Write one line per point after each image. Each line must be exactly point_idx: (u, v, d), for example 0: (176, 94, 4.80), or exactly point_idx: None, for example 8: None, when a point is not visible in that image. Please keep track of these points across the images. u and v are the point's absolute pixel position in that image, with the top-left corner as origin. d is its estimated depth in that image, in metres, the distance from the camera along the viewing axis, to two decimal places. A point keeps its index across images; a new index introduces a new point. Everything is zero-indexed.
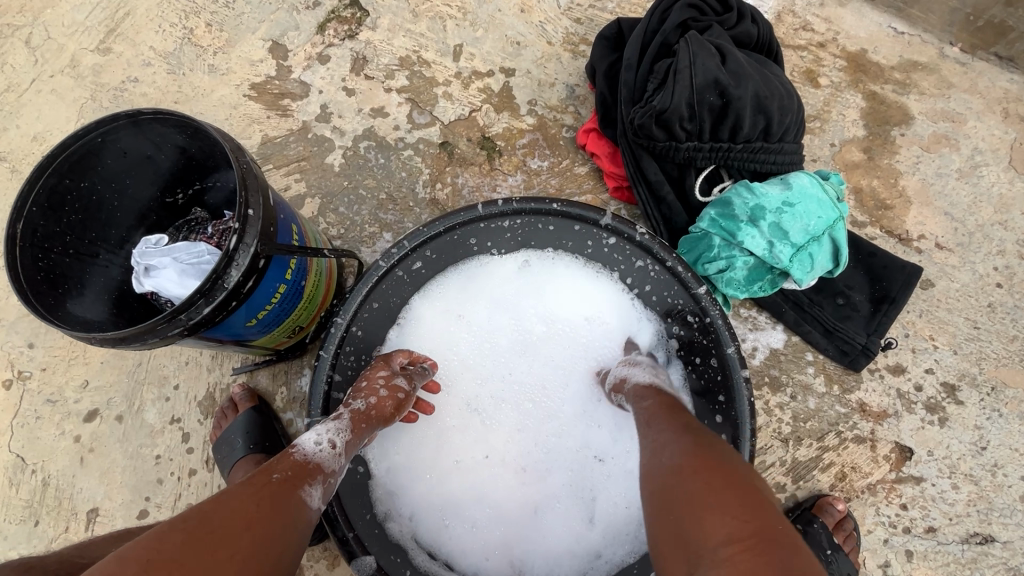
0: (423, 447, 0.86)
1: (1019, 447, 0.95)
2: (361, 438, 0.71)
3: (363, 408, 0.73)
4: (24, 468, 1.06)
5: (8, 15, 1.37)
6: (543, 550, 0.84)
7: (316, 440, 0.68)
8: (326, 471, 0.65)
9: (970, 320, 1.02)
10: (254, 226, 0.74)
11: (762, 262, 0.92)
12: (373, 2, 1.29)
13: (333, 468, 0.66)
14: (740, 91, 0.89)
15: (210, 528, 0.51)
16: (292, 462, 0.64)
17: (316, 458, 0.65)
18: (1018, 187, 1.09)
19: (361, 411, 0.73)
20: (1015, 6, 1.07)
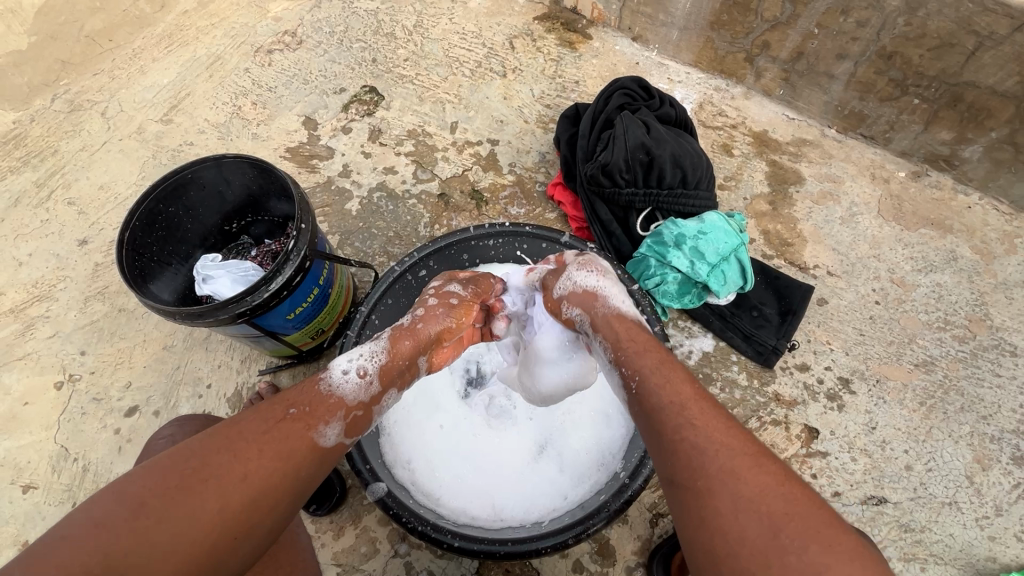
0: (425, 412, 1.13)
1: (901, 427, 1.20)
2: (387, 371, 0.89)
3: (406, 329, 0.95)
4: (66, 456, 1.21)
5: (88, 93, 1.69)
6: (519, 493, 1.05)
7: (345, 371, 0.85)
8: (346, 402, 0.82)
9: (857, 329, 1.29)
10: (305, 236, 1.01)
11: (688, 278, 1.21)
12: (388, 89, 1.66)
13: (352, 400, 0.83)
14: (661, 150, 1.24)
15: (202, 474, 0.66)
16: (312, 397, 0.80)
17: (340, 390, 0.82)
18: (886, 230, 1.41)
19: (397, 336, 0.93)
20: (866, 100, 1.45)
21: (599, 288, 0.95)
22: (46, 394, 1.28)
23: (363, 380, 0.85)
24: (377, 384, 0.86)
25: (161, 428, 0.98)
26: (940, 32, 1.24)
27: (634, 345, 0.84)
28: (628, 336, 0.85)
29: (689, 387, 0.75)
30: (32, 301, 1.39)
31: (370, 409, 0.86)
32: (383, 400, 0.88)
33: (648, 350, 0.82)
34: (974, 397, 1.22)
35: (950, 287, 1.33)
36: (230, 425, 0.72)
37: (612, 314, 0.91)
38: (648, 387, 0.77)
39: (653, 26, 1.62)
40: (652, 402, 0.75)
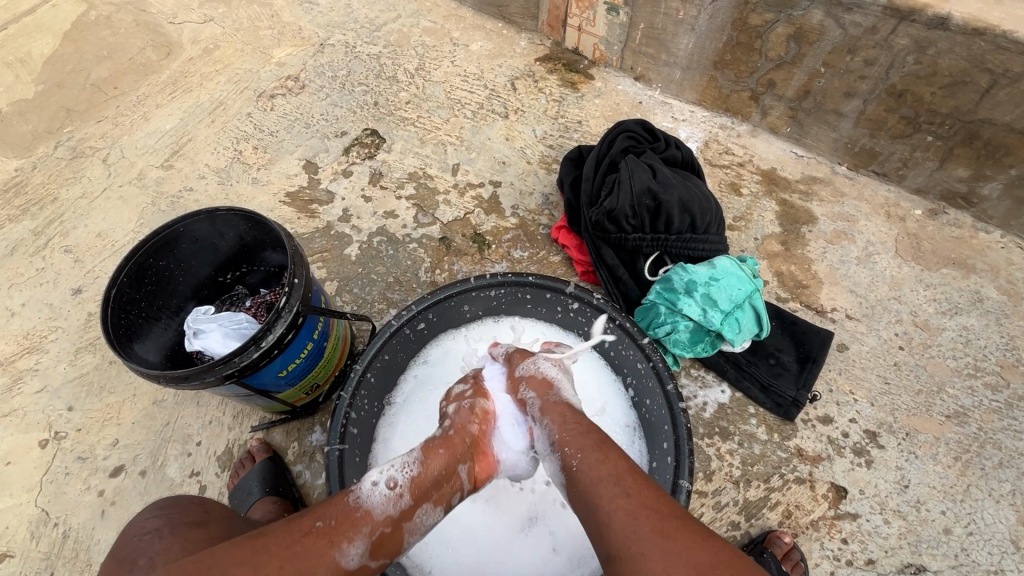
0: None
1: (936, 485, 1.11)
2: (424, 482, 0.82)
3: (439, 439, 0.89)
4: (47, 521, 1.15)
5: (91, 140, 1.69)
6: (517, 569, 1.01)
7: (376, 481, 0.80)
8: (373, 518, 0.76)
9: (881, 377, 1.22)
10: (298, 292, 0.97)
11: (701, 326, 1.16)
12: (390, 132, 1.65)
13: (383, 514, 0.77)
14: (668, 195, 1.20)
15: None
16: (341, 508, 0.76)
17: (369, 503, 0.77)
18: (905, 270, 1.35)
19: (438, 440, 0.89)
20: (877, 138, 1.41)
21: (557, 378, 0.97)
22: (30, 453, 1.23)
23: (392, 492, 0.79)
24: (407, 497, 0.79)
25: (145, 519, 0.87)
26: (952, 70, 1.21)
27: (579, 427, 0.83)
28: (575, 418, 0.85)
29: (623, 463, 0.75)
30: (22, 353, 1.35)
31: (401, 527, 0.78)
32: (414, 516, 0.80)
33: (592, 434, 0.81)
34: (1012, 450, 1.14)
35: (978, 331, 1.27)
36: (257, 534, 0.70)
37: (558, 401, 0.90)
38: (587, 463, 0.76)
39: (655, 66, 1.61)
40: (591, 478, 0.74)
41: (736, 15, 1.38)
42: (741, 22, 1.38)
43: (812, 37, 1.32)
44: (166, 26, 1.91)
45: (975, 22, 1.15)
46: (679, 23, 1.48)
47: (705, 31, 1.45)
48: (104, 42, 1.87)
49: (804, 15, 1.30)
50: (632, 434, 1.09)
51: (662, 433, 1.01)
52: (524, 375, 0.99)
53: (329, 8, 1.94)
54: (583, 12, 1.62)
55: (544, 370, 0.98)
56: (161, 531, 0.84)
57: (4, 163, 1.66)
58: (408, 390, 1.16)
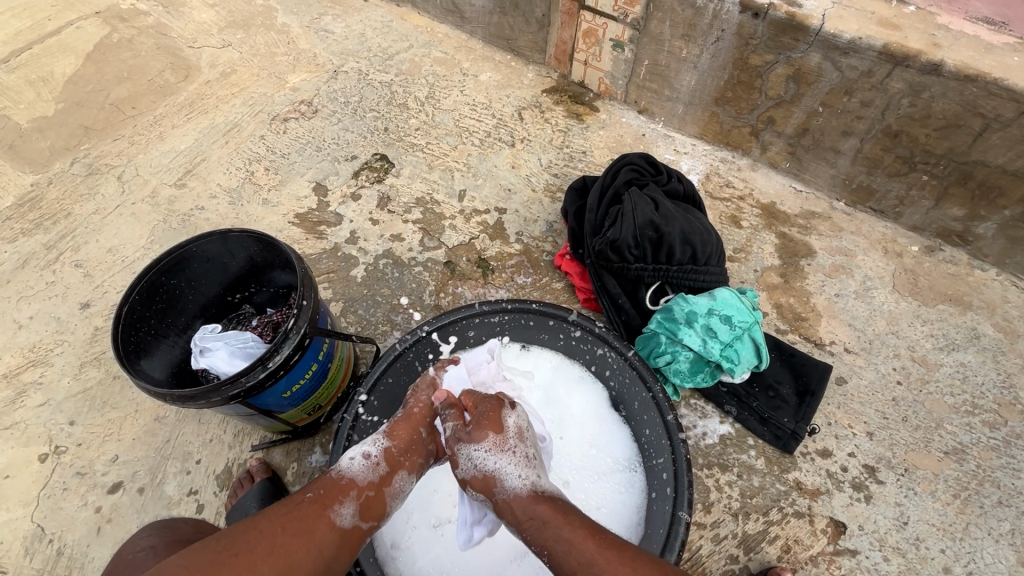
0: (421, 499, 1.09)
1: (936, 522, 1.11)
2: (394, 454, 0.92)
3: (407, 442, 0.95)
4: (42, 537, 1.15)
5: (107, 157, 1.73)
6: None
7: (352, 455, 0.89)
8: (358, 483, 0.86)
9: (880, 412, 1.23)
10: (306, 313, 0.99)
11: (701, 356, 1.18)
12: (399, 157, 1.69)
13: (365, 479, 0.87)
14: (670, 228, 1.23)
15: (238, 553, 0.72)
16: (326, 479, 0.85)
17: (351, 473, 0.87)
18: (903, 305, 1.37)
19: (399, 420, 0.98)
20: (874, 176, 1.44)
21: (498, 469, 0.89)
22: (29, 467, 1.23)
23: (369, 461, 0.89)
24: (384, 463, 0.90)
25: (141, 537, 0.95)
26: (945, 114, 1.25)
27: (537, 519, 0.82)
28: (526, 514, 0.83)
29: (592, 539, 0.77)
30: (26, 366, 1.36)
31: (384, 491, 0.88)
32: (395, 480, 0.90)
33: (549, 519, 0.81)
34: (1011, 489, 1.14)
35: (976, 368, 1.28)
36: (253, 515, 0.79)
37: (510, 498, 0.86)
38: (557, 557, 0.77)
39: (659, 100, 1.66)
40: (564, 571, 0.76)
41: (738, 55, 1.43)
42: (742, 62, 1.43)
43: (811, 78, 1.37)
44: (185, 50, 1.98)
45: (968, 69, 1.18)
46: (682, 61, 1.53)
47: (707, 69, 1.50)
48: (124, 64, 1.94)
49: (803, 58, 1.34)
50: (632, 470, 1.09)
51: (661, 464, 1.02)
52: (464, 476, 0.92)
53: (343, 37, 2.00)
54: (589, 47, 1.68)
55: (479, 465, 0.90)
56: (155, 549, 0.92)
57: (21, 177, 1.70)
58: None
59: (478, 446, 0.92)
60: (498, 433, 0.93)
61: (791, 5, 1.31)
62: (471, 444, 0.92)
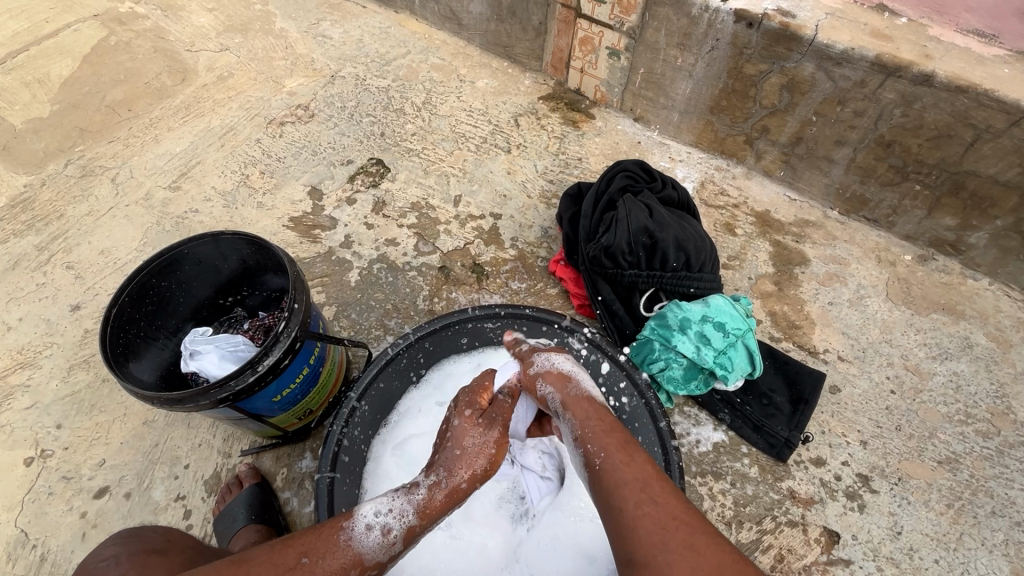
0: None
1: (929, 532, 1.11)
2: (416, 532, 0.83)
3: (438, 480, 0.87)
4: (26, 543, 1.13)
5: (101, 159, 1.73)
6: None
7: (375, 514, 0.82)
8: (362, 561, 0.78)
9: (873, 420, 1.23)
10: (298, 316, 0.99)
11: (694, 363, 1.18)
12: (395, 162, 1.69)
13: (372, 555, 0.79)
14: (665, 235, 1.23)
15: None
16: (330, 546, 0.77)
17: (360, 547, 0.78)
18: (896, 314, 1.37)
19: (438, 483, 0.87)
20: (867, 185, 1.45)
21: (574, 372, 0.94)
22: (14, 471, 1.21)
23: (385, 538, 0.80)
24: (400, 544, 0.81)
25: (103, 548, 0.90)
26: (937, 124, 1.26)
27: (598, 430, 0.83)
28: (597, 414, 0.86)
29: (649, 467, 0.77)
30: (14, 368, 1.35)
31: (383, 568, 0.81)
32: (399, 557, 0.83)
33: (612, 433, 0.83)
34: (1004, 499, 1.14)
35: (968, 377, 1.28)
36: (241, 561, 0.72)
37: (582, 396, 0.90)
38: (612, 465, 0.77)
39: (654, 108, 1.67)
40: (615, 482, 0.75)
41: (732, 64, 1.44)
42: (737, 71, 1.44)
43: (804, 88, 1.38)
44: (183, 53, 1.98)
45: (959, 80, 1.19)
46: (678, 69, 1.54)
47: (702, 77, 1.52)
48: (122, 66, 1.94)
49: (796, 67, 1.35)
50: None
51: None
52: (538, 371, 0.95)
53: (341, 42, 2.01)
54: (585, 55, 1.69)
55: (558, 364, 0.94)
56: (120, 557, 0.87)
57: (14, 178, 1.69)
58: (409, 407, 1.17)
59: (560, 354, 0.97)
60: (576, 356, 1.00)
61: (785, 15, 1.32)
62: (551, 350, 0.99)
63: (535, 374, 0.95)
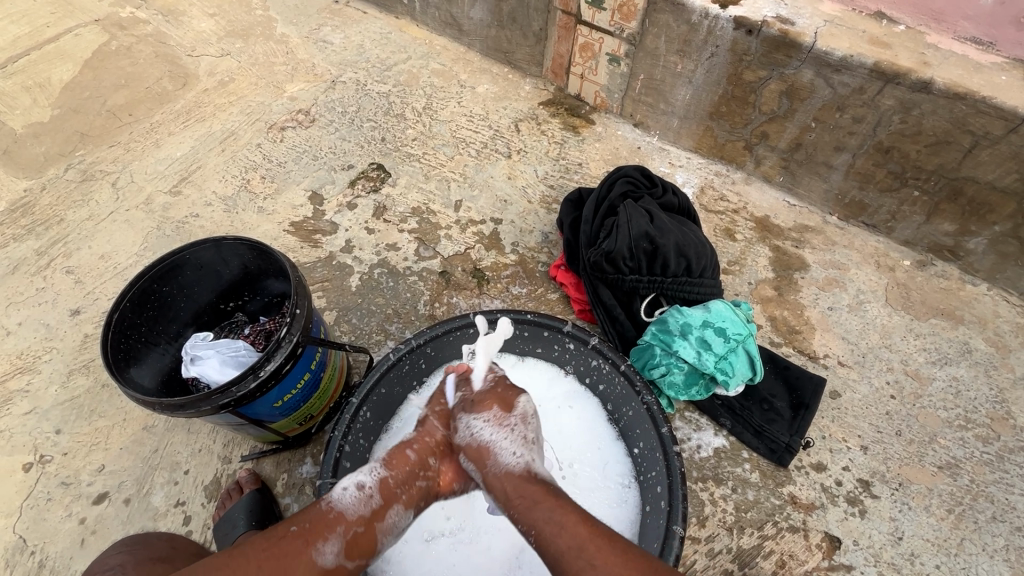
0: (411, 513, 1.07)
1: (930, 537, 1.11)
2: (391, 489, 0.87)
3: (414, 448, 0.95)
4: (24, 549, 1.12)
5: (102, 163, 1.73)
6: None
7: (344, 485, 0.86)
8: (344, 517, 0.82)
9: (873, 425, 1.23)
10: (299, 321, 0.99)
11: (695, 368, 1.18)
12: (395, 167, 1.70)
13: (353, 512, 0.83)
14: (665, 240, 1.24)
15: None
16: (314, 512, 0.82)
17: (340, 505, 0.83)
18: (896, 319, 1.38)
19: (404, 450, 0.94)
20: (866, 191, 1.46)
21: (494, 442, 0.92)
22: (13, 477, 1.20)
23: (361, 493, 0.85)
24: (377, 496, 0.85)
25: (110, 556, 0.94)
26: (935, 131, 1.27)
27: (527, 498, 0.83)
28: (519, 491, 0.84)
29: (582, 527, 0.77)
30: (14, 373, 1.34)
31: (374, 526, 0.84)
32: (387, 515, 0.86)
33: (541, 500, 0.82)
34: (1004, 504, 1.14)
35: (968, 382, 1.28)
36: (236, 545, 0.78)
37: (502, 473, 0.88)
38: (547, 539, 0.77)
39: (654, 114, 1.68)
40: (551, 554, 0.76)
41: (732, 71, 1.45)
42: (736, 77, 1.45)
43: (803, 94, 1.39)
44: (184, 58, 1.99)
45: (957, 88, 1.20)
46: (677, 75, 1.55)
47: (702, 84, 1.52)
48: (123, 71, 1.94)
49: (795, 74, 1.36)
50: (626, 486, 1.08)
51: (655, 478, 1.01)
52: (461, 443, 0.95)
53: (342, 47, 2.02)
54: (585, 61, 1.70)
55: (477, 435, 0.94)
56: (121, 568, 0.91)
57: (14, 183, 1.69)
58: (410, 413, 1.17)
59: (479, 417, 0.96)
60: (504, 411, 0.96)
61: (784, 22, 1.33)
62: (472, 414, 0.97)
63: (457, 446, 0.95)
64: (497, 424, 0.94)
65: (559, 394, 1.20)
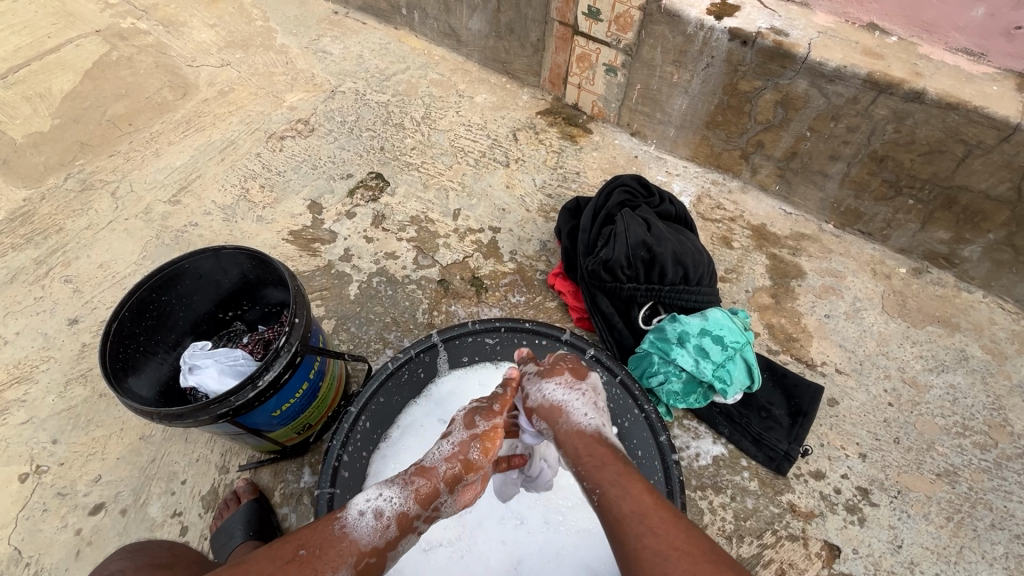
0: None
1: (929, 545, 1.11)
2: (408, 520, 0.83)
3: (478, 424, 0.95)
4: (19, 560, 1.12)
5: (101, 173, 1.73)
6: None
7: (362, 507, 0.82)
8: (359, 548, 0.78)
9: (872, 433, 1.23)
10: (298, 331, 0.99)
11: (693, 376, 1.18)
12: (394, 176, 1.71)
13: (368, 542, 0.79)
14: (663, 249, 1.24)
15: None
16: (326, 538, 0.77)
17: (355, 533, 0.79)
18: (892, 327, 1.38)
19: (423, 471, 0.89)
20: (862, 199, 1.47)
21: (564, 402, 0.90)
22: (8, 487, 1.20)
23: (378, 523, 0.81)
24: (394, 527, 0.82)
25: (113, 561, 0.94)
26: (929, 140, 1.28)
27: (593, 457, 0.81)
28: (589, 450, 0.82)
29: (647, 499, 0.75)
30: (11, 383, 1.34)
31: (383, 556, 0.81)
32: (399, 545, 0.83)
33: (609, 462, 0.80)
34: (1003, 511, 1.14)
35: (965, 390, 1.29)
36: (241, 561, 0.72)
37: (572, 430, 0.86)
38: (610, 498, 0.76)
39: (651, 123, 1.69)
40: (616, 511, 0.74)
41: (727, 81, 1.46)
42: (732, 87, 1.47)
43: (798, 104, 1.40)
44: (184, 69, 2.00)
45: (949, 98, 1.22)
46: (674, 85, 1.57)
47: (698, 93, 1.54)
48: (123, 81, 1.95)
49: (790, 84, 1.38)
50: None
51: (653, 486, 1.02)
52: (534, 404, 0.94)
53: (342, 58, 2.04)
54: (582, 71, 1.72)
55: (550, 396, 0.92)
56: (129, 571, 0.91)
57: (13, 192, 1.69)
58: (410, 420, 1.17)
59: (550, 380, 0.94)
60: (576, 377, 0.94)
61: (778, 34, 1.35)
62: (543, 378, 0.95)
63: (531, 406, 0.94)
64: (568, 386, 0.92)
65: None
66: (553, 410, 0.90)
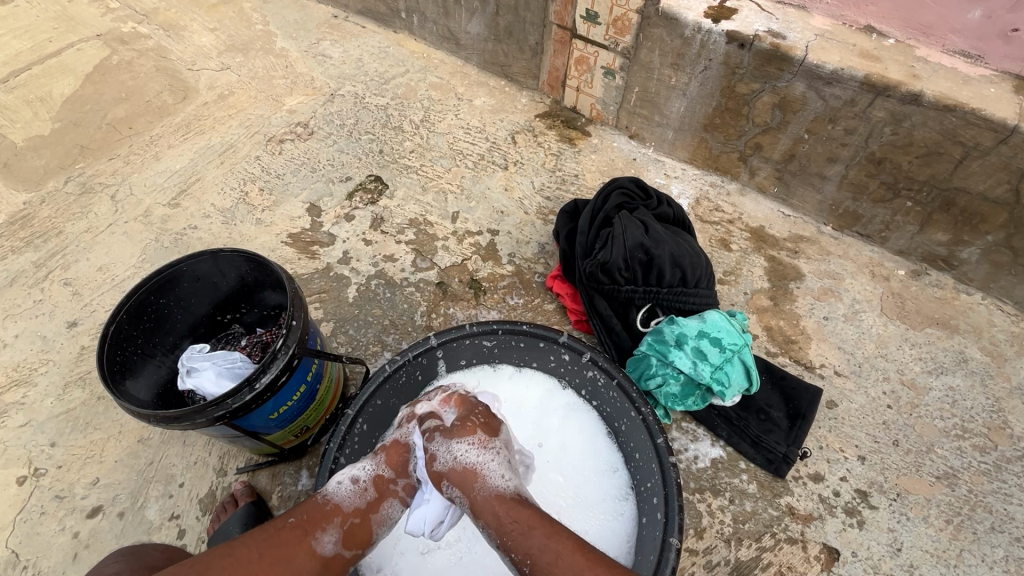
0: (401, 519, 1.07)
1: (929, 548, 1.10)
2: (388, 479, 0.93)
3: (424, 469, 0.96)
4: (16, 563, 1.12)
5: (101, 176, 1.74)
6: None
7: (341, 478, 0.91)
8: (342, 510, 0.87)
9: (871, 435, 1.23)
10: (295, 333, 0.99)
11: (691, 379, 1.18)
12: (393, 178, 1.71)
13: (350, 504, 0.88)
14: (660, 251, 1.24)
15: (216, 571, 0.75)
16: (312, 505, 0.87)
17: (337, 498, 0.88)
18: (891, 329, 1.38)
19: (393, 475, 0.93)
20: (860, 201, 1.47)
21: (482, 464, 0.91)
22: (7, 490, 1.20)
23: (356, 486, 0.90)
24: (372, 489, 0.91)
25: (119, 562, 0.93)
26: (927, 142, 1.28)
27: (519, 525, 0.83)
28: (510, 516, 0.84)
29: (580, 556, 0.78)
30: (10, 385, 1.34)
31: (368, 517, 0.90)
32: (381, 507, 0.91)
33: (535, 527, 0.82)
34: (1003, 514, 1.14)
35: (964, 392, 1.28)
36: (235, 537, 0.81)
37: (491, 497, 0.88)
38: (541, 570, 0.78)
39: (649, 126, 1.70)
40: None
41: (725, 83, 1.47)
42: (729, 90, 1.47)
43: (796, 106, 1.40)
44: (184, 72, 2.01)
45: (946, 99, 1.22)
46: (672, 88, 1.57)
47: (696, 96, 1.54)
48: (123, 85, 1.96)
49: (788, 87, 1.38)
50: (623, 498, 1.07)
51: (651, 488, 1.02)
52: (444, 468, 0.92)
53: (341, 61, 2.04)
54: (581, 74, 1.72)
55: (462, 458, 0.91)
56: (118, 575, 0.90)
57: (13, 196, 1.70)
58: None
59: (464, 439, 0.93)
60: (489, 434, 0.96)
61: (775, 36, 1.35)
62: (455, 437, 0.94)
63: (443, 472, 0.91)
64: (482, 447, 0.93)
65: (556, 406, 1.19)
66: (471, 477, 0.90)
